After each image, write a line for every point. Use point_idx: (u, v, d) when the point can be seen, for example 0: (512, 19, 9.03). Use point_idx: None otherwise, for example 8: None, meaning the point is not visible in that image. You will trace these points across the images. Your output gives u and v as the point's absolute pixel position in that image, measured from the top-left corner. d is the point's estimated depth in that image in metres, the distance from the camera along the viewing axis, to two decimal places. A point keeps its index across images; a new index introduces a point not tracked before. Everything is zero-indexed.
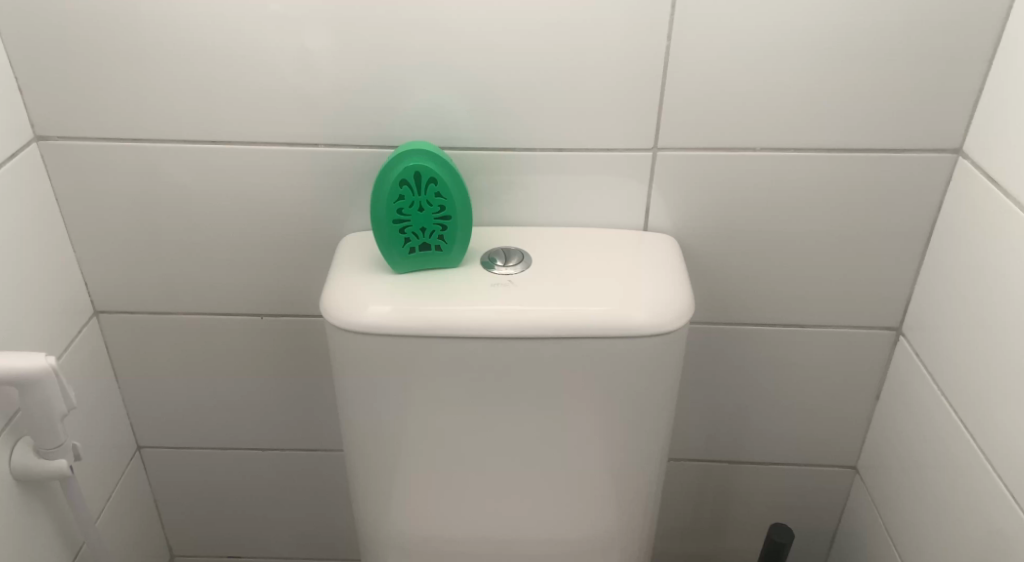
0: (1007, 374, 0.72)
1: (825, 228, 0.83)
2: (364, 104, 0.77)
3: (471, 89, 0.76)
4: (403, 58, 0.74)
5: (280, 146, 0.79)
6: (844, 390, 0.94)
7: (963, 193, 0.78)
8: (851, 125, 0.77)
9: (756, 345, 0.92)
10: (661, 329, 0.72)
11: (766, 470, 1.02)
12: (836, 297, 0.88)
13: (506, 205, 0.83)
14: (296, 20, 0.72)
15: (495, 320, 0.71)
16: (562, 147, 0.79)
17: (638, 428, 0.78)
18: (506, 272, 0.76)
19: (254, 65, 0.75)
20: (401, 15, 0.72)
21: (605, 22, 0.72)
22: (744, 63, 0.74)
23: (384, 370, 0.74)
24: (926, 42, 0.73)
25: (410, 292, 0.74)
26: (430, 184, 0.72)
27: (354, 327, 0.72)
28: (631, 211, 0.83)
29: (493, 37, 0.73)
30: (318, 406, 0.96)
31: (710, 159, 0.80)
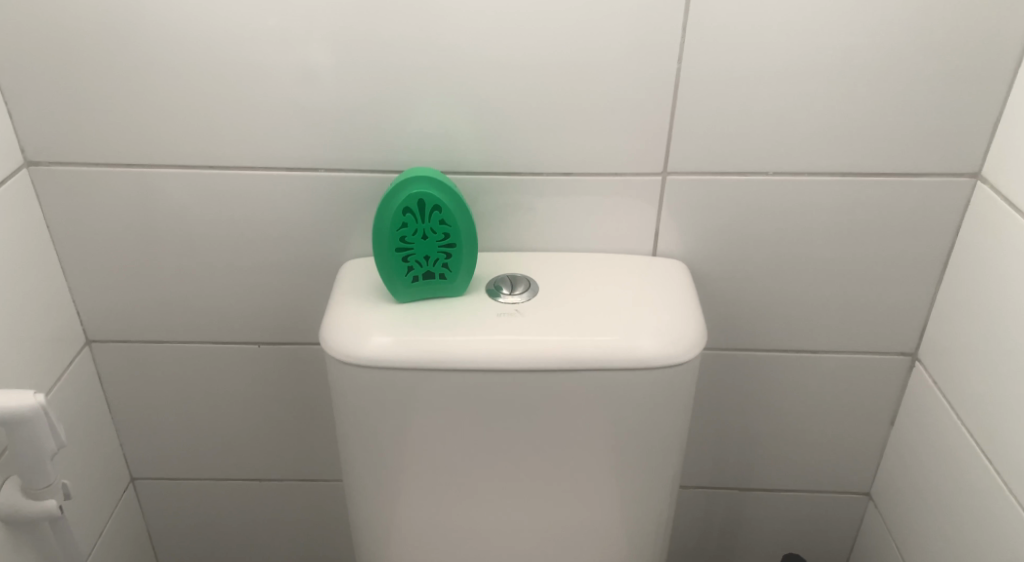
0: None
1: (838, 253, 0.81)
2: (366, 129, 0.75)
3: (476, 111, 0.74)
4: (406, 81, 0.72)
5: (279, 171, 0.77)
6: (858, 418, 0.92)
7: (981, 217, 0.75)
8: (865, 148, 0.75)
9: (767, 372, 0.89)
10: (673, 361, 0.70)
11: (778, 498, 0.99)
12: (850, 321, 0.85)
13: (511, 230, 0.81)
14: (295, 41, 0.70)
15: (502, 352, 0.69)
16: (571, 173, 0.77)
17: (648, 461, 0.76)
18: (511, 300, 0.74)
19: (253, 87, 0.72)
20: (404, 36, 0.70)
21: (614, 41, 0.70)
22: (756, 84, 0.72)
23: (386, 403, 0.72)
24: (944, 63, 0.71)
25: (413, 322, 0.71)
26: (435, 212, 0.70)
27: (354, 360, 0.69)
28: (640, 235, 0.81)
29: (498, 61, 0.71)
30: (318, 435, 0.93)
31: (721, 182, 0.77)
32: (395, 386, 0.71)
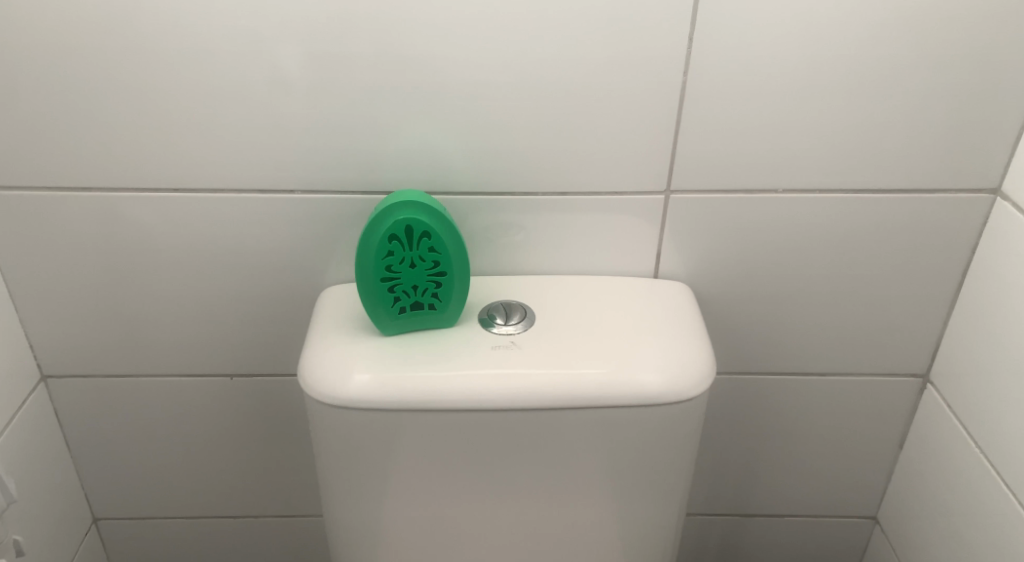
0: None
1: (848, 273, 0.77)
2: (346, 148, 0.69)
3: (467, 128, 0.68)
4: (390, 96, 0.67)
5: (251, 193, 0.71)
6: (865, 441, 0.88)
7: (1001, 235, 0.71)
8: (880, 164, 0.71)
9: (772, 395, 0.85)
10: (681, 396, 0.65)
11: (782, 523, 0.95)
12: (858, 344, 0.81)
13: (504, 252, 0.75)
14: (270, 55, 0.64)
15: (498, 389, 0.64)
16: (568, 192, 0.72)
17: (652, 498, 0.71)
18: (506, 330, 0.68)
19: (222, 104, 0.66)
20: (389, 49, 0.65)
21: (616, 53, 0.65)
22: (766, 99, 0.68)
23: (372, 445, 0.66)
24: (965, 74, 0.67)
25: (401, 357, 0.66)
26: (423, 238, 0.64)
27: (337, 401, 0.64)
28: (640, 257, 0.76)
29: (492, 75, 0.66)
30: (297, 470, 0.87)
31: (727, 201, 0.73)
32: (383, 427, 0.65)
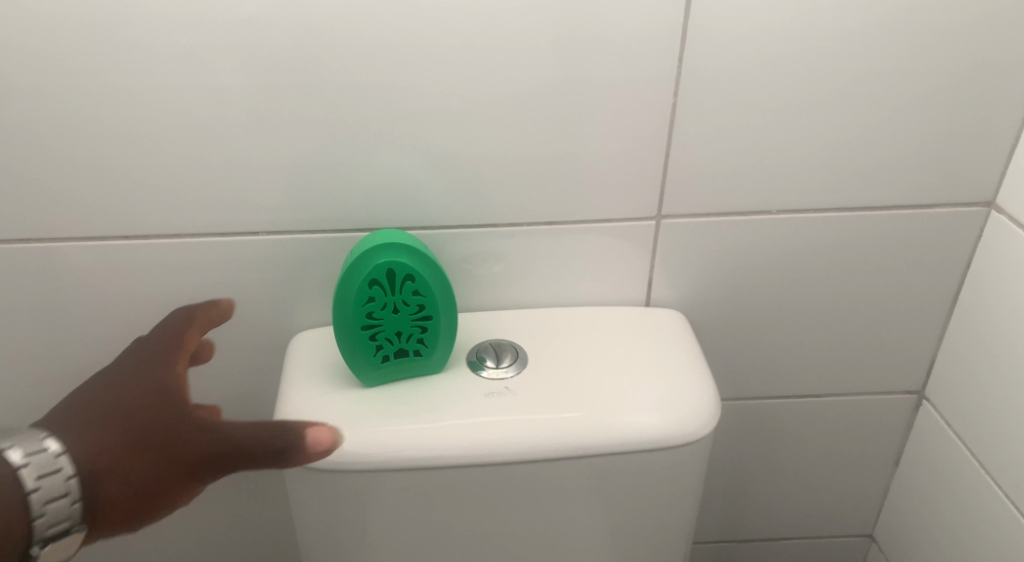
0: None
1: (842, 293, 0.75)
2: (315, 186, 0.64)
3: (447, 159, 0.64)
4: (364, 130, 0.62)
5: (209, 237, 0.65)
6: (861, 460, 0.86)
7: (997, 248, 0.70)
8: (875, 182, 0.69)
9: (767, 417, 0.82)
10: (686, 438, 0.62)
11: (779, 547, 0.93)
12: (853, 363, 0.79)
13: (489, 287, 0.71)
14: (230, 93, 0.60)
15: (493, 442, 0.60)
16: (555, 222, 0.68)
17: (657, 541, 0.68)
18: (496, 374, 0.64)
19: (175, 145, 0.61)
20: (361, 79, 0.60)
21: (605, 76, 0.62)
22: (759, 118, 0.65)
23: (358, 505, 0.62)
24: (960, 88, 0.65)
25: (387, 410, 0.61)
26: (407, 281, 0.60)
27: (319, 461, 0.59)
28: (630, 285, 0.73)
29: (472, 102, 0.62)
30: (272, 522, 0.82)
31: (719, 225, 0.70)
32: (370, 487, 0.61)
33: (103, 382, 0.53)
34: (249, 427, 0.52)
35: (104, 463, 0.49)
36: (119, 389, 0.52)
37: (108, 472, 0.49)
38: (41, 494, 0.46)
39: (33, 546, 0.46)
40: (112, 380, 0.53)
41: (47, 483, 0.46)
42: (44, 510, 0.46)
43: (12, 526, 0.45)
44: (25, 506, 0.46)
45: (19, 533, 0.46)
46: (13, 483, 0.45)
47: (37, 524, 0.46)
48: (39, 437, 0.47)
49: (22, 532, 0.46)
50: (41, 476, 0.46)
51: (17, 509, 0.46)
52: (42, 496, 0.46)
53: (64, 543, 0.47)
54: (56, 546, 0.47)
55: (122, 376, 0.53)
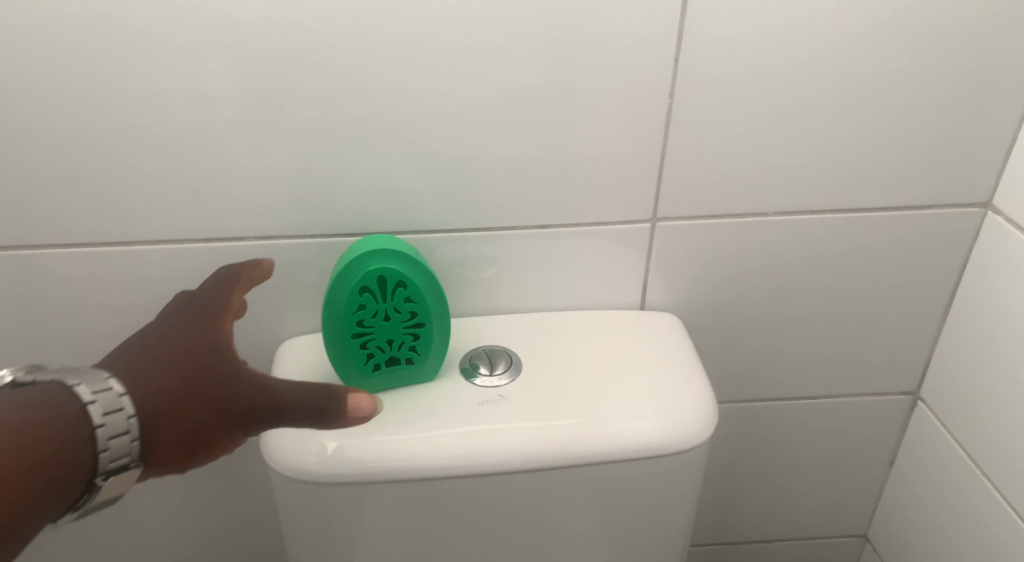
0: None
1: (838, 295, 0.74)
2: (303, 189, 0.63)
3: (438, 162, 0.63)
4: (354, 132, 0.61)
5: (196, 242, 0.64)
6: (856, 461, 0.85)
7: (993, 249, 0.69)
8: (871, 183, 0.68)
9: (763, 419, 0.82)
10: (683, 445, 0.61)
11: (774, 549, 0.92)
12: (848, 365, 0.78)
13: (481, 292, 0.70)
14: (219, 95, 0.59)
15: (486, 452, 0.59)
16: (548, 225, 0.67)
17: (653, 549, 0.67)
18: (490, 382, 0.63)
19: (160, 149, 0.60)
20: (350, 81, 0.59)
21: (600, 77, 0.60)
22: (755, 119, 0.64)
23: (348, 518, 0.61)
24: (957, 88, 0.64)
25: (378, 421, 0.60)
26: (398, 288, 0.58)
27: (310, 474, 0.58)
28: (625, 288, 0.71)
29: (462, 104, 0.60)
30: (260, 532, 0.81)
31: (715, 228, 0.69)
32: (362, 498, 0.59)
33: (158, 331, 0.54)
34: (297, 387, 0.53)
35: (160, 405, 0.51)
36: (173, 337, 0.54)
37: (164, 413, 0.51)
38: (107, 430, 0.48)
39: (95, 479, 0.49)
40: (167, 328, 0.54)
41: (112, 419, 0.49)
42: (107, 445, 0.48)
43: (78, 459, 0.48)
44: (91, 440, 0.48)
45: (84, 466, 0.48)
46: (82, 416, 0.48)
47: (100, 459, 0.48)
48: (104, 377, 0.50)
49: (87, 465, 0.48)
50: (106, 413, 0.49)
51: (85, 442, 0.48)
52: (107, 431, 0.48)
53: (123, 479, 0.50)
54: (117, 481, 0.49)
55: (176, 323, 0.55)
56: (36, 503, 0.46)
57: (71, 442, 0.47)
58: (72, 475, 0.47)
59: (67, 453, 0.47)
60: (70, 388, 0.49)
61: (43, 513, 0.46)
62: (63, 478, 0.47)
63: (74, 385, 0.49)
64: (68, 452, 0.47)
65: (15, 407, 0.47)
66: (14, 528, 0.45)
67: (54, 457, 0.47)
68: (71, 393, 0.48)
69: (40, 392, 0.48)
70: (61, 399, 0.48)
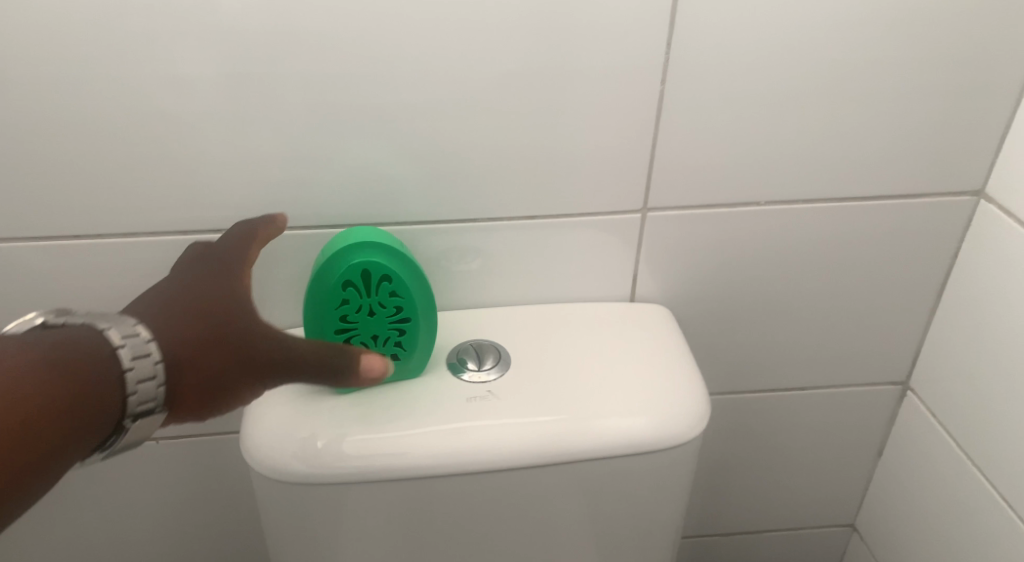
0: None
1: (828, 285, 0.73)
2: (283, 179, 0.61)
3: (423, 150, 0.61)
4: (335, 120, 0.59)
5: (172, 235, 0.63)
6: (845, 451, 0.85)
7: (986, 238, 0.68)
8: (864, 172, 0.67)
9: (752, 410, 0.81)
10: (676, 440, 0.59)
11: (761, 540, 0.92)
12: (838, 355, 0.78)
13: (469, 285, 0.68)
14: (195, 81, 0.57)
15: (475, 451, 0.57)
16: (536, 216, 0.65)
17: (644, 546, 0.66)
18: (479, 377, 0.62)
19: (133, 137, 0.58)
20: (331, 66, 0.57)
21: (589, 63, 0.59)
22: (748, 106, 0.62)
23: (333, 518, 0.59)
24: (952, 74, 0.63)
25: (363, 419, 0.58)
26: (383, 282, 0.57)
27: (293, 475, 0.56)
28: (615, 280, 0.70)
29: (448, 90, 0.59)
30: (242, 525, 0.80)
31: (706, 218, 0.68)
32: (346, 498, 0.58)
33: (178, 286, 0.55)
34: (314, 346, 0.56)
35: (186, 352, 0.51)
36: (195, 289, 0.54)
37: (189, 361, 0.51)
38: (136, 374, 0.48)
39: (123, 421, 0.48)
40: (188, 282, 0.55)
41: (140, 364, 0.48)
42: (135, 389, 0.48)
43: (106, 401, 0.47)
44: (119, 383, 0.48)
45: (112, 409, 0.47)
46: (112, 359, 0.48)
47: (128, 402, 0.48)
48: (132, 323, 0.50)
49: (114, 408, 0.48)
50: (134, 358, 0.48)
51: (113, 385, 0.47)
52: (135, 375, 0.48)
53: (148, 424, 0.49)
54: (143, 425, 0.49)
55: (198, 278, 0.55)
56: (65, 440, 0.45)
57: (100, 383, 0.47)
58: (100, 416, 0.47)
59: (96, 394, 0.47)
60: (100, 332, 0.48)
61: (71, 452, 0.46)
62: (92, 418, 0.46)
63: (103, 329, 0.48)
64: (97, 393, 0.47)
65: (45, 346, 0.46)
66: (43, 465, 0.44)
67: (83, 397, 0.46)
68: (100, 336, 0.48)
69: (68, 333, 0.48)
70: (90, 341, 0.48)
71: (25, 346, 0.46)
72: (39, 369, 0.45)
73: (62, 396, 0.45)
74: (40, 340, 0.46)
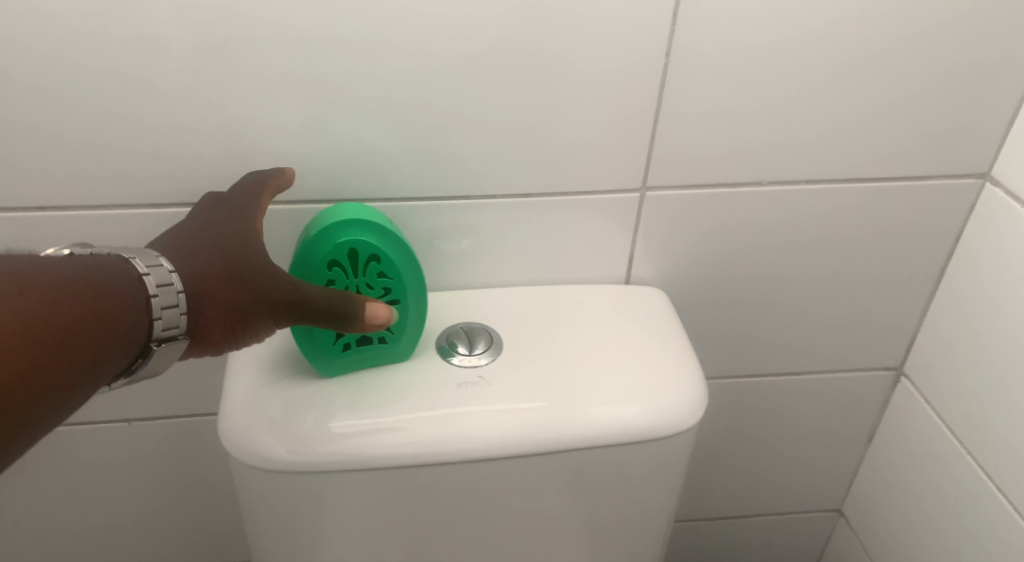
0: None
1: (828, 270, 0.71)
2: (266, 150, 0.58)
3: (414, 120, 0.58)
4: (319, 88, 0.56)
5: (145, 209, 0.59)
6: (835, 436, 0.84)
7: (989, 222, 0.67)
8: (869, 152, 0.65)
9: (743, 395, 0.79)
10: (673, 428, 0.57)
11: (748, 525, 0.91)
12: (833, 340, 0.76)
13: (459, 264, 0.65)
14: (167, 44, 0.53)
15: (465, 440, 0.55)
16: (531, 193, 0.62)
17: (636, 534, 0.64)
18: (469, 362, 0.59)
19: (103, 102, 0.55)
20: (318, 29, 0.53)
21: (590, 32, 0.56)
22: (755, 81, 0.60)
23: (316, 507, 0.56)
24: (966, 52, 0.60)
25: (349, 406, 0.56)
26: (371, 263, 0.55)
27: (273, 466, 0.54)
28: (610, 260, 0.68)
29: (441, 57, 0.55)
30: (219, 510, 0.77)
31: (705, 198, 0.65)
32: (328, 487, 0.55)
33: (193, 225, 0.53)
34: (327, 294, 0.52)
35: (202, 286, 0.50)
36: (212, 228, 0.52)
37: (205, 295, 0.50)
38: (161, 300, 0.47)
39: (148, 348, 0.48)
40: (207, 220, 0.53)
41: (165, 291, 0.48)
42: (160, 315, 0.47)
43: (133, 324, 0.47)
44: (145, 308, 0.47)
45: (137, 333, 0.47)
46: (137, 286, 0.47)
47: (154, 327, 0.47)
48: (155, 254, 0.49)
49: (140, 332, 0.47)
50: (159, 285, 0.48)
51: (138, 310, 0.47)
52: (160, 302, 0.47)
53: (172, 349, 0.49)
54: (167, 350, 0.49)
55: (213, 218, 0.53)
56: (90, 360, 0.45)
57: (126, 308, 0.46)
58: (125, 340, 0.46)
59: (121, 318, 0.46)
60: (124, 261, 0.48)
61: (98, 375, 0.45)
62: (118, 341, 0.46)
63: (128, 258, 0.48)
64: (122, 316, 0.46)
65: (72, 270, 0.46)
66: (71, 385, 0.44)
67: (110, 321, 0.46)
68: (125, 265, 0.47)
69: (93, 260, 0.47)
70: (115, 270, 0.47)
71: (52, 268, 0.45)
72: (67, 290, 0.44)
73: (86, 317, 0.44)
74: (66, 264, 0.46)
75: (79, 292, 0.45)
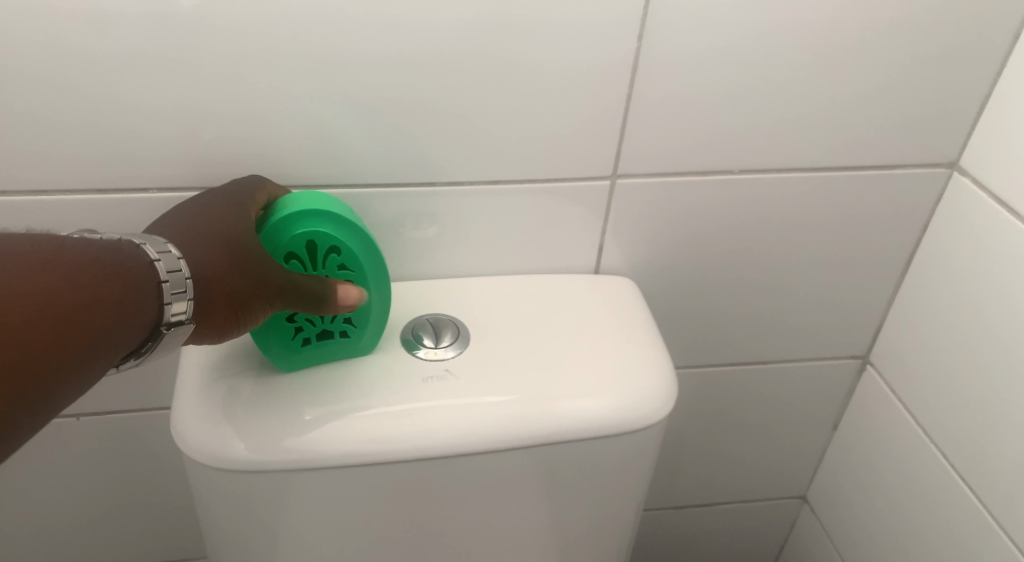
0: (1010, 413, 0.63)
1: (797, 259, 0.71)
2: (221, 133, 0.55)
3: (377, 104, 0.55)
4: (278, 69, 0.53)
5: (90, 194, 0.56)
6: (801, 424, 0.84)
7: (956, 212, 0.67)
8: (840, 141, 0.64)
9: (712, 384, 0.79)
10: (642, 421, 0.56)
11: (714, 513, 0.91)
12: (801, 328, 0.76)
13: (425, 253, 0.63)
14: (114, 20, 0.50)
15: (431, 437, 0.53)
16: (500, 181, 0.61)
17: (604, 526, 0.63)
18: (435, 355, 0.58)
19: (46, 81, 0.51)
20: (274, 7, 0.51)
21: (561, 14, 0.54)
22: (728, 67, 0.58)
23: (277, 505, 0.54)
24: (937, 40, 0.60)
25: (310, 402, 0.54)
26: (331, 254, 0.53)
27: (232, 466, 0.52)
28: (579, 249, 0.66)
29: (405, 38, 0.53)
30: (174, 507, 0.75)
31: (677, 186, 0.64)
32: (290, 486, 0.53)
33: (190, 208, 0.51)
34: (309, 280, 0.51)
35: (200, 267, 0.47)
36: (207, 211, 0.51)
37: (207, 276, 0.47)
38: (171, 286, 0.45)
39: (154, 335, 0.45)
40: (203, 203, 0.51)
41: (175, 277, 0.45)
42: (170, 301, 0.45)
43: (142, 310, 0.44)
44: (155, 293, 0.45)
45: (148, 319, 0.44)
46: (149, 271, 0.44)
47: (163, 314, 0.45)
48: (164, 241, 0.46)
49: (150, 316, 0.45)
50: (169, 271, 0.45)
51: (148, 296, 0.44)
52: (170, 288, 0.45)
53: (180, 335, 0.46)
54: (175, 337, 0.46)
55: (204, 203, 0.51)
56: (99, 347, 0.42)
57: (137, 294, 0.44)
58: (135, 327, 0.44)
59: (133, 302, 0.43)
60: (135, 247, 0.45)
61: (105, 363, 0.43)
62: (128, 324, 0.43)
63: (138, 244, 0.45)
64: (133, 302, 0.43)
65: (82, 252, 0.43)
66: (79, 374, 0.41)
67: (121, 307, 0.43)
68: (136, 251, 0.45)
69: (103, 243, 0.44)
70: (126, 255, 0.44)
71: (63, 251, 0.42)
72: (79, 272, 0.42)
73: (97, 303, 0.42)
74: (77, 247, 0.43)
75: (93, 273, 0.42)
